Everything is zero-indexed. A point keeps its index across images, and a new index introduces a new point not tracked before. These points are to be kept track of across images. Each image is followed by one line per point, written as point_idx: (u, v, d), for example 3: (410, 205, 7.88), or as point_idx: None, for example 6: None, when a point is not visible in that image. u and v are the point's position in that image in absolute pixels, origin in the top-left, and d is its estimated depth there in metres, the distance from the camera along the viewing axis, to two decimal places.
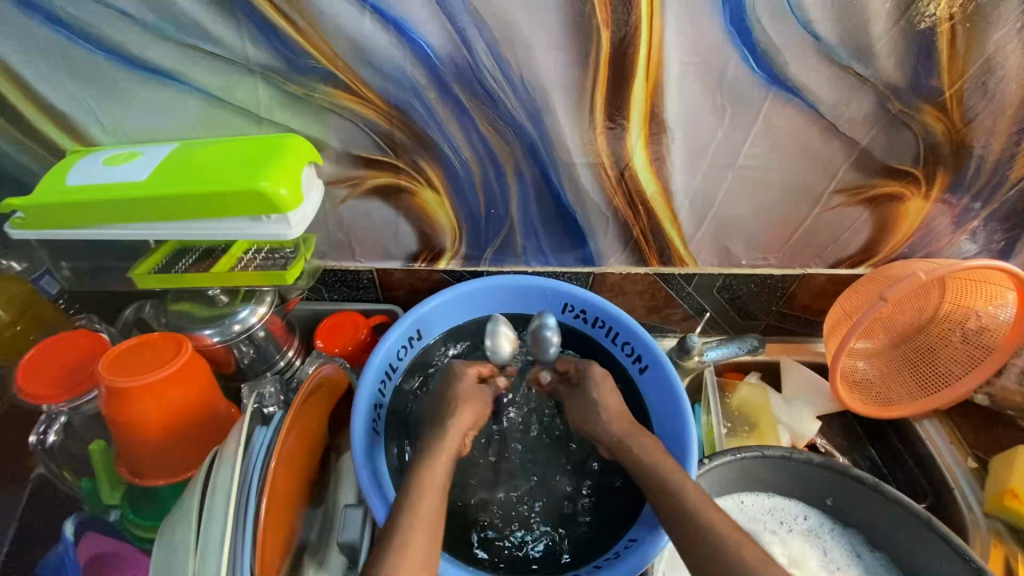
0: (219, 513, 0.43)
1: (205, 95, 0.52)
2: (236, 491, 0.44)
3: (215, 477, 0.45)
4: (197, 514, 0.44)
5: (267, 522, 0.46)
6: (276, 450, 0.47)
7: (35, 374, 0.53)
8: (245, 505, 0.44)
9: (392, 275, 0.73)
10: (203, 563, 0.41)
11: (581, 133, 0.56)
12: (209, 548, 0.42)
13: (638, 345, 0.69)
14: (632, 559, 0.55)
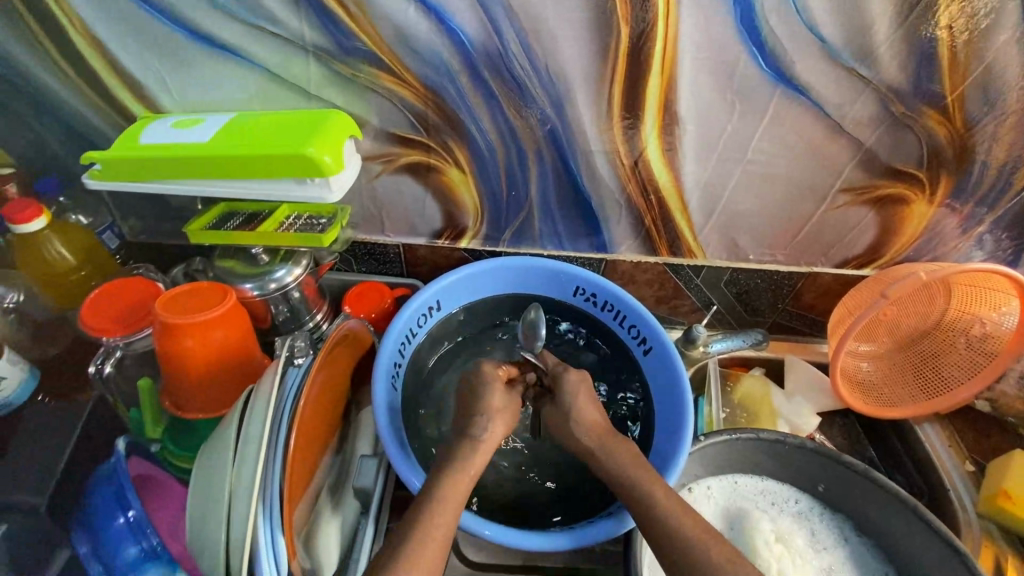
0: (255, 434, 0.48)
1: (264, 71, 0.58)
2: (270, 417, 0.49)
3: (253, 403, 0.50)
4: (233, 440, 0.48)
5: (294, 454, 0.50)
6: (306, 389, 0.52)
7: (97, 313, 0.59)
8: (278, 430, 0.49)
9: (416, 250, 0.79)
10: (238, 482, 0.46)
11: (599, 121, 0.61)
12: (243, 470, 0.46)
13: (644, 328, 0.73)
14: (607, 525, 0.58)
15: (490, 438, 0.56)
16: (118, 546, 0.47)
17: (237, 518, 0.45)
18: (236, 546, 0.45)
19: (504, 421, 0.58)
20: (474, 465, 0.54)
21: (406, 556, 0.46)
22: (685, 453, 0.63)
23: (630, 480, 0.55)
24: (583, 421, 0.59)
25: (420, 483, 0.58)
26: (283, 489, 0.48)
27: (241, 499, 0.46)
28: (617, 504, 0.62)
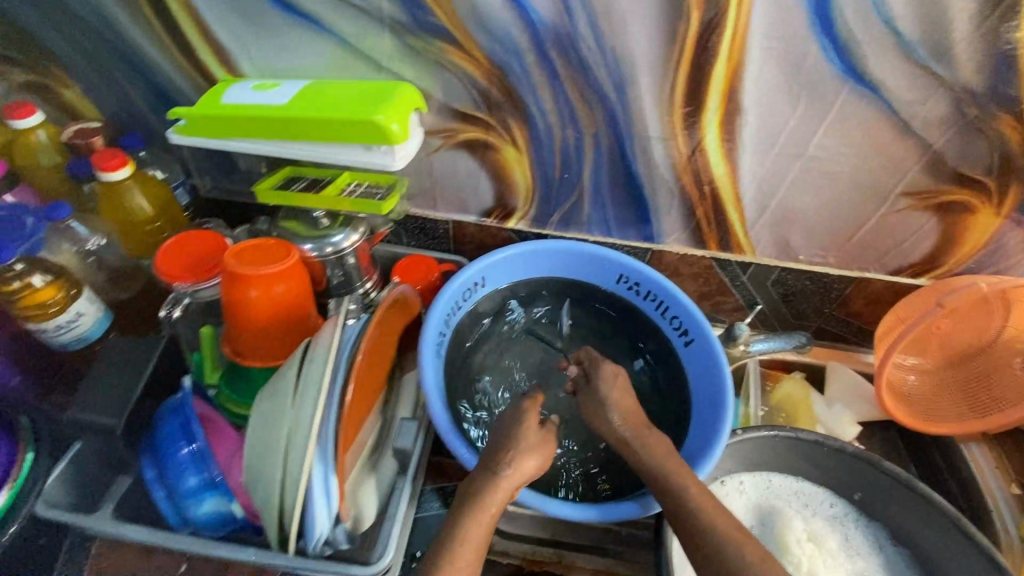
0: (315, 377, 0.50)
1: (340, 41, 0.61)
2: (331, 363, 0.51)
3: (315, 349, 0.52)
4: (290, 392, 0.50)
5: (347, 411, 0.51)
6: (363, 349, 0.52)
7: (171, 259, 0.63)
8: (337, 376, 0.51)
9: (465, 228, 0.81)
10: (292, 433, 0.48)
11: (660, 107, 0.61)
12: (297, 421, 0.48)
13: (686, 319, 0.73)
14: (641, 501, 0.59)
15: (514, 472, 0.54)
16: (180, 475, 0.50)
17: (290, 465, 0.47)
18: (289, 491, 0.48)
19: (538, 461, 0.56)
20: (495, 503, 0.52)
21: (457, 533, 0.50)
22: (721, 445, 0.63)
23: (662, 467, 0.55)
24: (621, 408, 0.59)
25: (470, 453, 0.60)
26: (336, 441, 0.50)
27: (295, 449, 0.47)
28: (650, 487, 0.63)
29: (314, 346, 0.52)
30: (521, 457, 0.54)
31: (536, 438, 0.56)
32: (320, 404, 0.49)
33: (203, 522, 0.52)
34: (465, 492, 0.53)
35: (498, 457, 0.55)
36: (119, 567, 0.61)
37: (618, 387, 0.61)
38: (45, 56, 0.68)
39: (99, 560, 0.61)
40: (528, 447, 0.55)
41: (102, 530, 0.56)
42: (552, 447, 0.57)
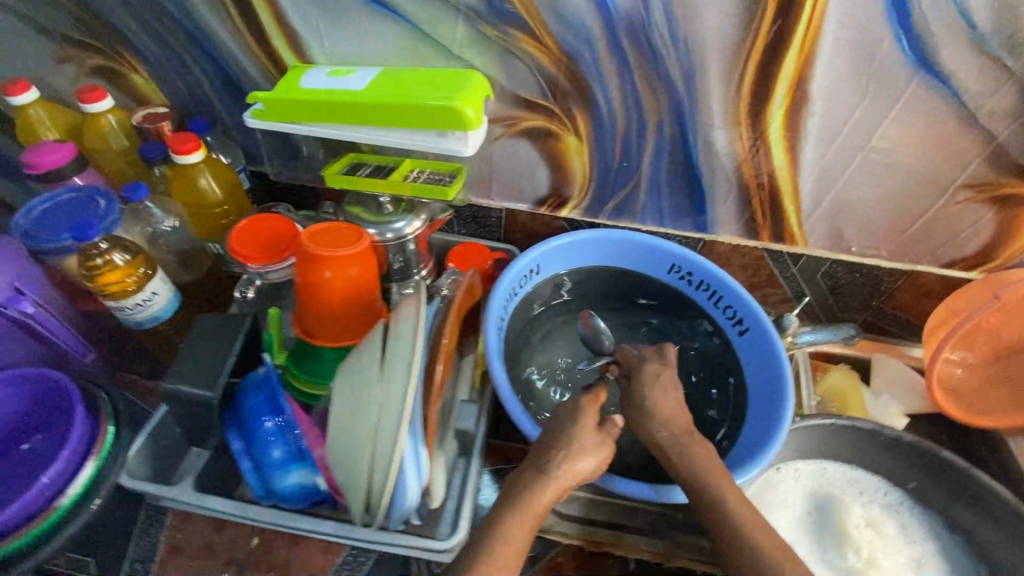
0: (403, 352, 0.51)
1: (414, 28, 0.62)
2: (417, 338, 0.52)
3: (397, 326, 0.53)
4: (377, 380, 0.50)
5: (430, 398, 0.53)
6: (444, 332, 0.56)
7: (243, 240, 0.64)
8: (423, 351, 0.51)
9: (518, 216, 0.82)
10: (382, 416, 0.49)
11: (727, 96, 0.62)
12: (387, 408, 0.49)
13: (741, 308, 0.74)
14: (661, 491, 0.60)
15: (566, 472, 0.51)
16: (266, 447, 0.52)
17: (382, 448, 0.48)
18: (380, 472, 0.49)
19: (587, 465, 0.52)
20: (542, 503, 0.50)
21: (502, 531, 0.49)
22: (781, 437, 0.63)
23: None
24: (663, 419, 0.57)
25: (534, 425, 0.61)
26: (421, 422, 0.52)
27: (386, 431, 0.49)
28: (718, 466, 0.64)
29: (394, 335, 0.52)
30: (572, 458, 0.52)
31: (592, 437, 0.53)
32: (410, 394, 0.49)
33: (288, 495, 0.53)
34: (512, 488, 0.51)
35: (550, 455, 0.52)
36: (193, 540, 0.63)
37: (660, 388, 0.58)
38: (120, 43, 0.70)
39: (173, 533, 0.63)
40: (577, 454, 0.52)
41: (182, 501, 0.59)
42: (610, 450, 0.54)
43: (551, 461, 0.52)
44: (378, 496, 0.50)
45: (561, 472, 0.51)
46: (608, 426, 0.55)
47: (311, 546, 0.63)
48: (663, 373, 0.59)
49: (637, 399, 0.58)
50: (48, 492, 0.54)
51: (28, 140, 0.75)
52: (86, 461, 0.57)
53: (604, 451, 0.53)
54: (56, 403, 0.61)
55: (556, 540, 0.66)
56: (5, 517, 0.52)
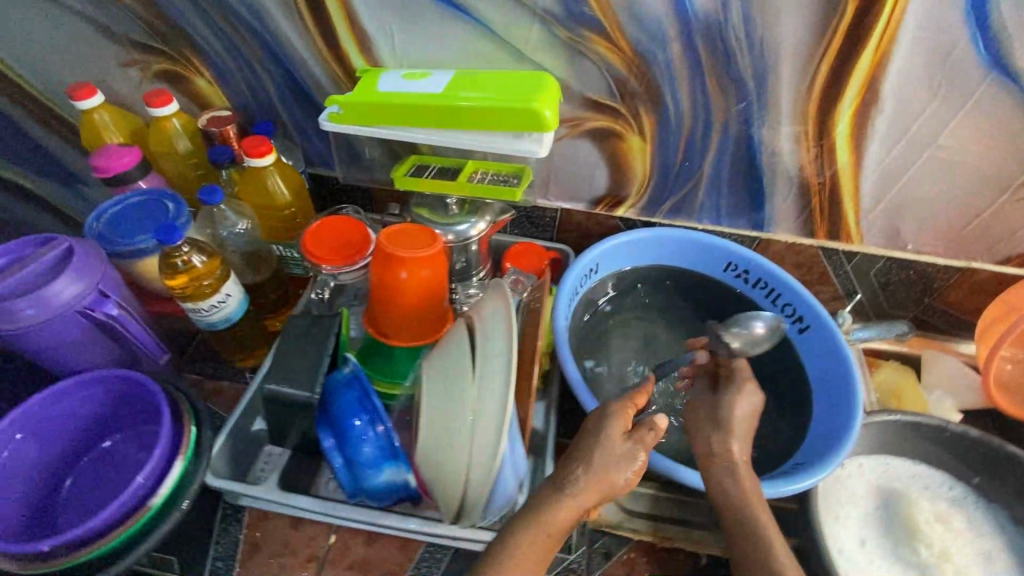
0: (497, 350, 0.52)
1: (487, 31, 0.63)
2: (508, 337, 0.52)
3: (486, 325, 0.54)
4: (472, 383, 0.51)
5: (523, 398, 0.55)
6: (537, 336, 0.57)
7: (317, 241, 0.66)
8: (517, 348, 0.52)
9: (574, 216, 0.82)
10: (480, 417, 0.50)
11: (797, 96, 0.63)
12: (484, 410, 0.50)
13: (800, 306, 0.75)
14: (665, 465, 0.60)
15: (586, 486, 0.48)
16: (358, 445, 0.54)
17: (482, 449, 0.50)
18: (482, 473, 0.51)
19: (603, 489, 0.48)
20: (553, 518, 0.47)
21: (510, 553, 0.47)
22: (854, 433, 0.63)
23: None
24: (730, 423, 0.57)
25: (595, 399, 0.61)
26: (516, 422, 0.54)
27: (487, 432, 0.50)
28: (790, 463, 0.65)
29: (488, 339, 0.52)
30: (597, 470, 0.48)
31: (621, 447, 0.49)
32: (508, 392, 0.50)
33: (378, 491, 0.55)
34: (529, 503, 0.49)
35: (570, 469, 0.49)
36: (271, 539, 0.63)
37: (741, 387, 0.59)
38: (188, 47, 0.71)
39: (251, 532, 0.63)
40: (602, 469, 0.48)
41: (268, 499, 0.60)
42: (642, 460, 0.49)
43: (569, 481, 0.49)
44: (475, 494, 0.52)
45: (580, 489, 0.48)
46: (638, 432, 0.49)
47: (389, 543, 0.63)
48: (742, 402, 0.58)
49: (719, 416, 0.58)
50: (140, 491, 0.55)
51: (93, 143, 0.76)
52: (174, 460, 0.58)
53: (631, 461, 0.48)
54: (141, 401, 0.62)
55: (627, 536, 0.66)
56: (104, 516, 0.53)
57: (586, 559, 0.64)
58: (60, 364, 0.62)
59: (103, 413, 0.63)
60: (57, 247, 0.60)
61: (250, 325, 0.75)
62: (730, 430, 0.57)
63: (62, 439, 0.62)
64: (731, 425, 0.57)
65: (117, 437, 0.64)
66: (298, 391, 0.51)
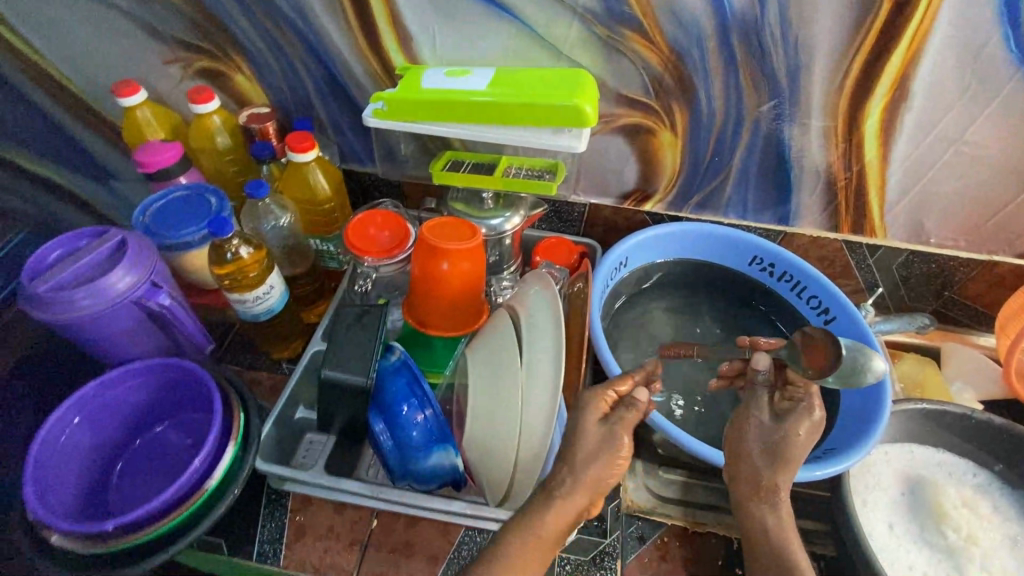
0: (545, 337, 0.54)
1: (527, 29, 0.65)
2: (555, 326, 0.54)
3: (534, 313, 0.56)
4: (521, 369, 0.54)
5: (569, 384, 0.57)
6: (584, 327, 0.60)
7: (360, 235, 0.68)
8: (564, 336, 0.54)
9: (601, 211, 0.84)
10: (529, 402, 0.53)
11: (829, 91, 0.65)
12: (534, 395, 0.52)
13: (825, 298, 0.77)
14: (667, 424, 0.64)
15: (573, 479, 0.46)
16: (406, 429, 0.56)
17: (531, 433, 0.52)
18: (531, 457, 0.52)
19: (594, 492, 0.46)
20: (545, 523, 0.46)
21: (503, 563, 0.46)
22: (883, 422, 0.64)
23: None
24: None
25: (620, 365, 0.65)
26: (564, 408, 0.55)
27: (537, 418, 0.52)
28: (821, 449, 0.67)
29: (535, 328, 0.55)
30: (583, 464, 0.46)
31: (598, 436, 0.47)
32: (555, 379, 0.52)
33: (428, 474, 0.57)
34: (520, 511, 0.48)
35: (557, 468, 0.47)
36: (314, 522, 0.64)
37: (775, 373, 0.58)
38: (230, 46, 0.73)
39: (295, 516, 0.65)
40: (585, 470, 0.46)
41: (318, 482, 0.62)
42: (624, 441, 0.47)
43: (558, 486, 0.47)
44: (524, 476, 0.54)
45: (569, 489, 0.46)
46: (614, 417, 0.48)
47: (429, 527, 0.64)
48: (805, 428, 0.52)
49: (774, 445, 0.52)
50: (196, 475, 0.57)
51: (134, 139, 0.78)
52: (226, 445, 0.60)
53: (615, 449, 0.46)
54: (191, 388, 0.64)
55: (659, 521, 0.68)
56: (165, 496, 0.55)
57: (620, 543, 0.65)
58: (111, 353, 0.64)
59: (154, 400, 0.65)
60: (111, 239, 0.62)
61: (292, 318, 0.76)
62: (786, 462, 0.51)
63: (116, 425, 0.64)
64: (791, 456, 0.51)
65: (166, 423, 0.67)
66: (353, 377, 0.53)
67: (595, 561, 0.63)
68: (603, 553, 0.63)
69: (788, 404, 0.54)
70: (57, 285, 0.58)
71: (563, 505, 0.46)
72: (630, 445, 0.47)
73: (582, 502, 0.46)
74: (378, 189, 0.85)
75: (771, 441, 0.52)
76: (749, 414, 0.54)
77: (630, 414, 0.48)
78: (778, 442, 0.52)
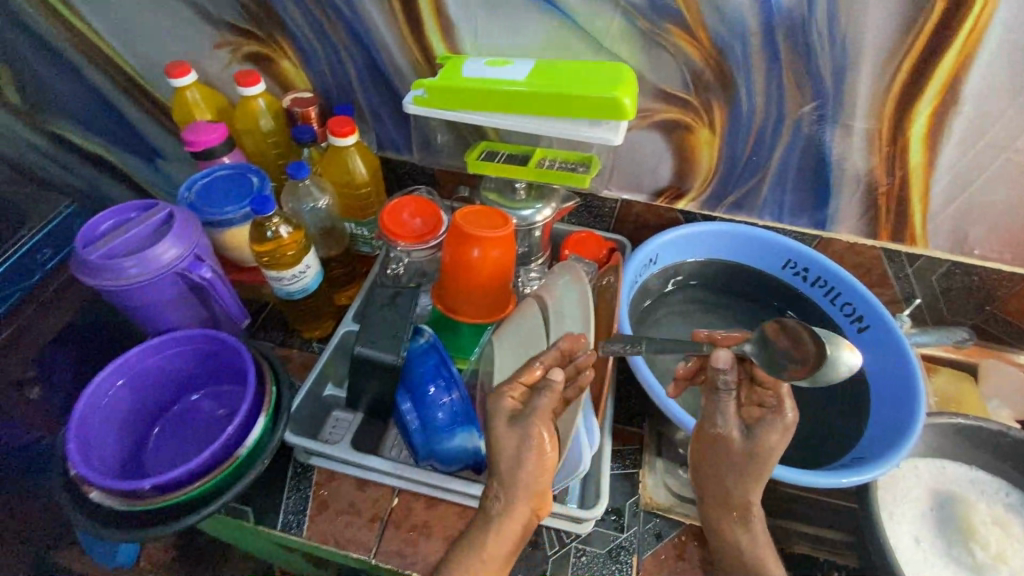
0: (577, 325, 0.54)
1: (570, 22, 0.65)
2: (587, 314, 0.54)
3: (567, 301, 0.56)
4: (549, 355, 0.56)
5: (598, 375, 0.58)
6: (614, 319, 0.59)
7: (396, 222, 0.69)
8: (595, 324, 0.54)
9: (633, 207, 0.84)
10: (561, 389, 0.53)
11: (875, 93, 0.64)
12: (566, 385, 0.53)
13: (860, 305, 0.75)
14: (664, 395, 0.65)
15: (504, 500, 0.49)
16: (431, 409, 0.57)
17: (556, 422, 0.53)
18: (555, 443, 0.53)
19: (533, 504, 0.49)
20: (488, 543, 0.50)
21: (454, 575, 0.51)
22: (916, 433, 0.63)
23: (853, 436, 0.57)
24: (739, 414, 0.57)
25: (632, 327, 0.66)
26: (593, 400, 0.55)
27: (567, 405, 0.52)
28: (850, 457, 0.66)
29: (566, 318, 0.56)
30: (510, 481, 0.48)
31: (513, 437, 0.47)
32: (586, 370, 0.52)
33: (449, 455, 0.57)
34: (465, 535, 0.52)
35: (493, 484, 0.50)
36: (337, 497, 0.66)
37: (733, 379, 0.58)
38: (278, 30, 0.75)
39: (319, 490, 0.66)
40: (514, 488, 0.48)
41: (344, 458, 0.64)
42: (537, 432, 0.46)
43: (498, 504, 0.50)
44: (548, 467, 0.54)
45: (504, 508, 0.49)
46: (527, 411, 0.47)
47: (447, 510, 0.65)
48: (776, 437, 0.54)
49: (745, 462, 0.55)
50: (229, 442, 0.59)
51: (183, 120, 0.81)
52: (258, 415, 0.62)
53: (536, 446, 0.46)
54: (227, 360, 0.67)
55: (678, 520, 0.67)
56: (201, 459, 0.57)
57: (637, 539, 0.65)
58: (153, 322, 0.67)
59: (191, 369, 0.67)
60: (160, 212, 0.65)
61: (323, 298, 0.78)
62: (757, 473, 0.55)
63: (155, 391, 0.67)
64: (762, 464, 0.54)
65: (203, 391, 0.70)
66: (384, 355, 0.55)
67: (612, 554, 0.64)
68: (618, 547, 0.64)
69: (759, 412, 0.56)
70: (108, 253, 0.61)
71: (500, 514, 0.49)
72: (548, 435, 0.47)
73: (527, 513, 0.50)
74: (412, 177, 0.87)
75: (742, 456, 0.55)
76: (716, 426, 0.55)
77: (540, 402, 0.47)
78: (751, 455, 0.54)
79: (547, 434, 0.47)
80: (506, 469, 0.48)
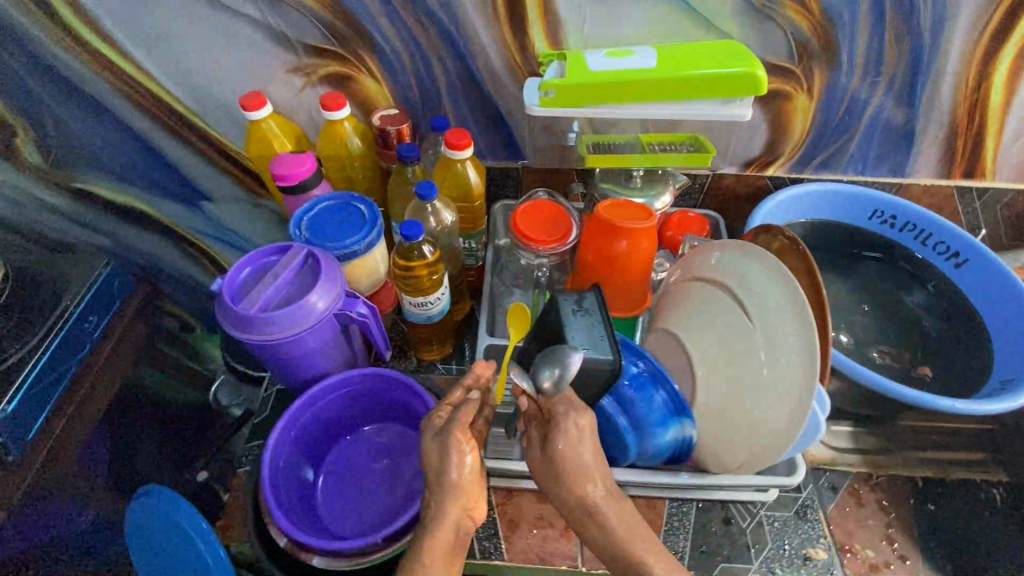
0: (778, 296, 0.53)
1: (685, 7, 0.66)
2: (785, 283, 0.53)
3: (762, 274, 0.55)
4: (759, 336, 0.55)
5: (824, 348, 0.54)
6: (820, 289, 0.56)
7: (528, 228, 0.68)
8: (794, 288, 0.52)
9: (723, 180, 0.86)
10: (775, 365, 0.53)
11: (966, 40, 0.68)
12: (778, 362, 0.52)
13: (955, 242, 0.80)
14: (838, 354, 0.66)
15: (440, 520, 0.47)
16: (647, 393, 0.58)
17: (773, 410, 0.53)
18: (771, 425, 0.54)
19: (462, 507, 0.47)
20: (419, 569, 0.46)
21: None
22: None
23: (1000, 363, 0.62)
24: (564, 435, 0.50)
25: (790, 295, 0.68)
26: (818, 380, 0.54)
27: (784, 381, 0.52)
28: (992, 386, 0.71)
29: (765, 300, 0.54)
30: (444, 491, 0.47)
31: (437, 452, 0.48)
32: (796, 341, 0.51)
33: (663, 449, 0.58)
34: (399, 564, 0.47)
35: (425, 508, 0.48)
36: (525, 512, 0.65)
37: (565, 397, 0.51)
38: (364, 47, 0.71)
39: (503, 508, 0.65)
40: (442, 493, 0.47)
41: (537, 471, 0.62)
42: (460, 438, 0.48)
43: (431, 513, 0.48)
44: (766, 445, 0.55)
45: (442, 520, 0.47)
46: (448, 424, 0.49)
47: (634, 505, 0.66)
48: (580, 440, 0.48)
49: (556, 471, 0.48)
50: None
51: (260, 153, 0.76)
52: None
53: (456, 451, 0.47)
54: (392, 395, 0.65)
55: (845, 471, 0.70)
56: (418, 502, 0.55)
57: (816, 496, 0.68)
58: (307, 369, 0.64)
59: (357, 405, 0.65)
60: (298, 254, 0.60)
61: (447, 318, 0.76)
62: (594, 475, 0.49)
63: (322, 430, 0.65)
64: (585, 470, 0.48)
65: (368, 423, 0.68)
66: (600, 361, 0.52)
67: (799, 514, 0.66)
68: (804, 506, 0.67)
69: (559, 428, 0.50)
70: (262, 305, 0.57)
71: (433, 524, 0.47)
72: (467, 443, 0.48)
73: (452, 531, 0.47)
74: (503, 182, 0.85)
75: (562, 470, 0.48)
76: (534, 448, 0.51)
77: (462, 413, 0.49)
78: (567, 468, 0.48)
79: (470, 444, 0.48)
80: (451, 477, 0.47)
